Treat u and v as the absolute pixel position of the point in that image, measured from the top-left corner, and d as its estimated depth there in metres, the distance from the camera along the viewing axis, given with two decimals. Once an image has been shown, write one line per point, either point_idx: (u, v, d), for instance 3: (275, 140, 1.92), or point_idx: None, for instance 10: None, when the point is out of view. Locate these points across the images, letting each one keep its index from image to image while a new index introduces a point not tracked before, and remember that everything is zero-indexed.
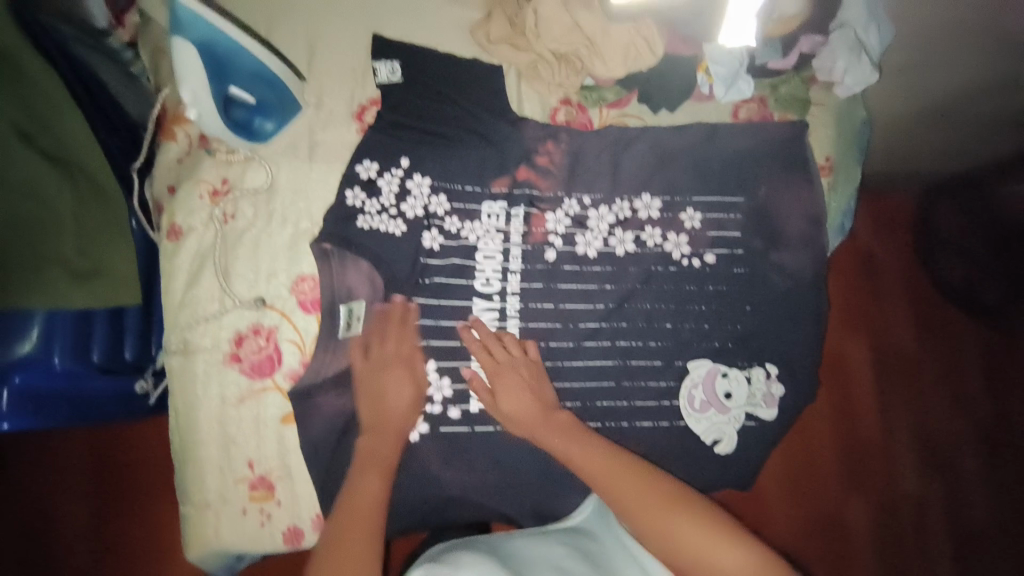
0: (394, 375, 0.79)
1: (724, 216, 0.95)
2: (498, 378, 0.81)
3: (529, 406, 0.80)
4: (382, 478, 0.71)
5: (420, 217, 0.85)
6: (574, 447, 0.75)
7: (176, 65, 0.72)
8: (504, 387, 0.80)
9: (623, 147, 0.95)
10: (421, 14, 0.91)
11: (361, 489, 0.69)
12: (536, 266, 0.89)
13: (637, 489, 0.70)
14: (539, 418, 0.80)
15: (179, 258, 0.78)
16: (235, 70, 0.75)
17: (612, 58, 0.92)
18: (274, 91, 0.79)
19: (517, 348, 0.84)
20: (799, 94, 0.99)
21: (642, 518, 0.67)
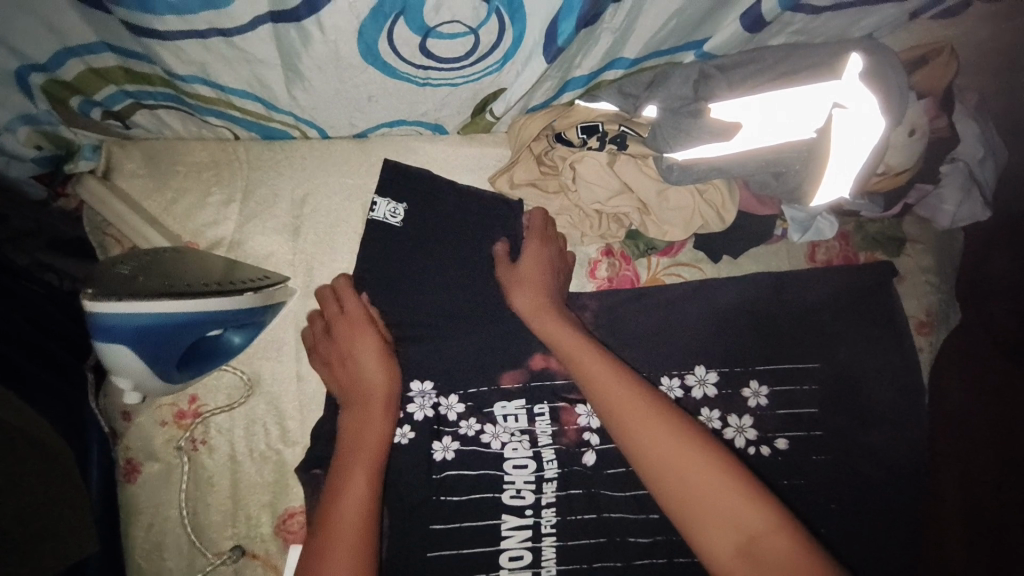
0: (369, 312, 0.65)
1: (795, 389, 0.78)
2: (527, 265, 0.70)
3: (541, 291, 0.69)
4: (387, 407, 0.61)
5: (431, 422, 0.71)
6: (568, 344, 0.65)
7: (106, 360, 0.54)
8: (541, 312, 0.68)
9: (678, 306, 0.78)
10: (432, 159, 0.75)
11: (369, 426, 0.59)
12: (572, 468, 0.73)
13: (676, 443, 0.57)
14: (560, 312, 0.68)
15: (141, 500, 0.64)
16: (190, 336, 0.56)
17: (671, 214, 0.71)
18: (245, 312, 0.61)
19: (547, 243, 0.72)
20: (890, 229, 0.82)
21: (677, 465, 0.56)
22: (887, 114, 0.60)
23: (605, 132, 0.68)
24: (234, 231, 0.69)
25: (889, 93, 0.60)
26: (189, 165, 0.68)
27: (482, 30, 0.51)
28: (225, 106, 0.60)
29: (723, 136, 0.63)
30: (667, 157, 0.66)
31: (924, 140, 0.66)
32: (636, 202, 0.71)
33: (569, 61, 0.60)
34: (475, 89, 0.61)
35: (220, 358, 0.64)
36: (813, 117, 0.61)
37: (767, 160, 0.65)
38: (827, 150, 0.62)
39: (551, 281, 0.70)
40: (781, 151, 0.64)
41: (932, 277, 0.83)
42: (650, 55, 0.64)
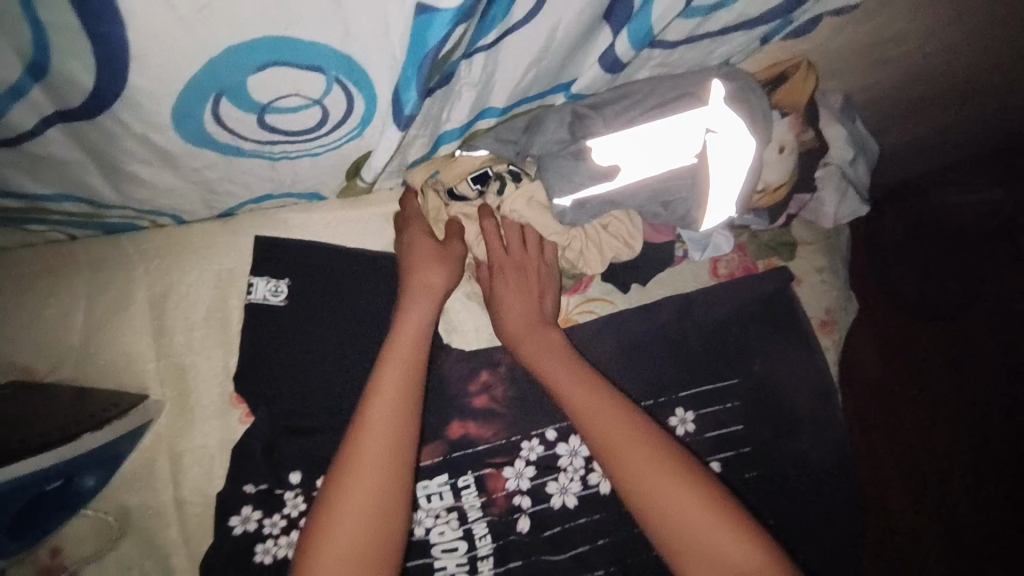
0: (451, 272, 0.64)
1: (719, 409, 0.78)
2: (502, 293, 0.66)
3: (519, 294, 0.66)
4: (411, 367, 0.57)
5: None
6: (558, 367, 0.62)
7: None
8: (522, 335, 0.65)
9: (591, 346, 0.77)
10: (312, 230, 0.68)
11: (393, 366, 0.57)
12: (509, 538, 0.69)
13: (639, 451, 0.56)
14: (543, 327, 0.66)
15: None
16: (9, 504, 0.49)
17: (585, 253, 0.69)
18: (92, 457, 0.55)
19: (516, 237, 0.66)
20: (782, 235, 0.85)
21: (643, 474, 0.54)
22: (754, 134, 0.61)
23: (495, 175, 0.65)
24: (81, 344, 0.61)
25: (753, 117, 0.61)
26: (18, 281, 0.61)
27: (326, 99, 0.46)
28: (39, 211, 0.52)
29: (607, 177, 0.62)
30: (559, 201, 0.64)
31: (793, 155, 0.69)
32: (534, 236, 0.68)
33: (431, 117, 0.57)
34: (339, 155, 0.56)
35: (71, 507, 0.57)
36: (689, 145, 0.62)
37: (656, 190, 0.64)
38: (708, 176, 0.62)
39: (534, 299, 0.66)
40: (664, 184, 0.64)
41: (827, 276, 0.86)
42: (518, 102, 0.61)
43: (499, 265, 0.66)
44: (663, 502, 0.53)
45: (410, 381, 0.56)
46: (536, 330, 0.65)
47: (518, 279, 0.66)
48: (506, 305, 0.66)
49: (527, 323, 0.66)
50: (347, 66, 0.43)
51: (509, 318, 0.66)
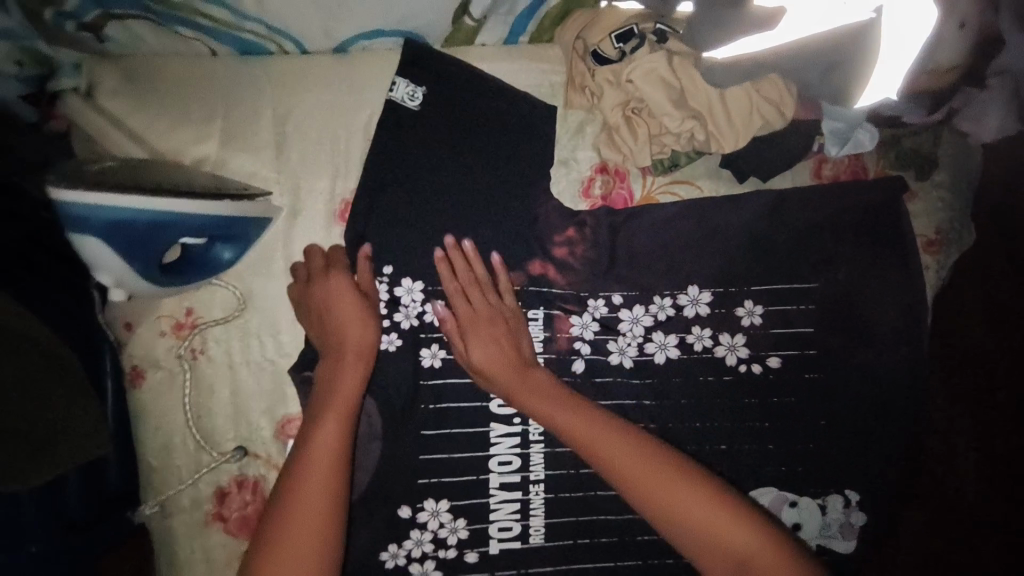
0: (461, 285, 0.70)
1: (790, 309, 0.77)
2: (473, 345, 0.69)
3: (476, 300, 0.70)
4: (483, 282, 0.71)
5: (416, 328, 0.73)
6: (515, 383, 0.68)
7: (85, 251, 0.57)
8: (471, 319, 0.69)
9: (669, 226, 0.76)
10: (418, 73, 0.71)
11: (328, 369, 0.65)
12: (563, 378, 0.75)
13: (662, 475, 0.62)
14: (505, 319, 0.70)
15: (150, 404, 0.68)
16: (168, 241, 0.59)
17: (731, 127, 0.66)
18: (228, 228, 0.63)
19: (481, 272, 0.71)
20: (907, 143, 0.77)
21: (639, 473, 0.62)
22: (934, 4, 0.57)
23: (639, 33, 0.65)
24: (218, 149, 0.70)
25: None
26: (169, 81, 0.68)
27: None
28: (184, 8, 0.59)
29: (768, 24, 0.56)
30: (705, 55, 0.61)
31: (972, 36, 0.61)
32: (477, 276, 0.71)
33: None
34: None
35: (213, 271, 0.66)
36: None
37: (822, 52, 0.59)
38: (878, 44, 0.58)
39: (484, 296, 0.71)
40: (828, 42, 0.58)
41: (945, 194, 0.78)
42: None
43: (467, 322, 0.70)
44: (691, 515, 0.60)
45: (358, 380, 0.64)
46: (484, 305, 0.70)
47: (493, 329, 0.70)
48: (463, 313, 0.70)
49: (513, 371, 0.68)
50: None
51: (491, 368, 0.68)
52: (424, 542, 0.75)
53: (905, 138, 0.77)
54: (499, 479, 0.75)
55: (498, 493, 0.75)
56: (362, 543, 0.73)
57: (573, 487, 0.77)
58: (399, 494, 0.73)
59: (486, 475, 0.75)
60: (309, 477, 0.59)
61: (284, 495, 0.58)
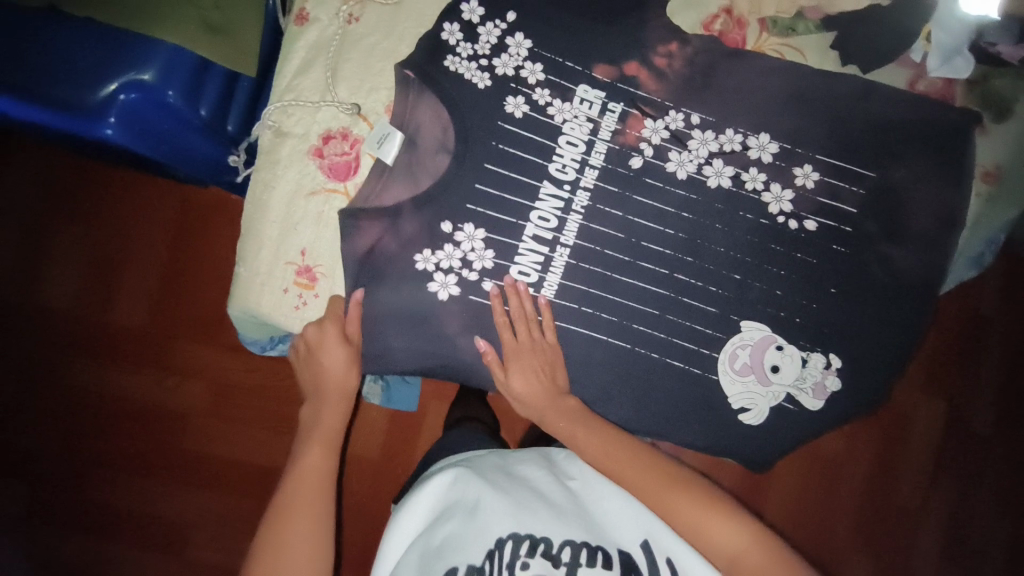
0: (500, 318, 0.81)
1: (841, 186, 0.85)
2: (512, 373, 0.81)
3: (511, 338, 0.81)
4: (523, 312, 0.81)
5: (508, 77, 0.81)
6: (541, 406, 0.82)
7: None
8: (512, 355, 0.81)
9: (764, 77, 0.85)
10: None
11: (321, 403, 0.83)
12: (616, 169, 0.83)
13: (637, 462, 0.75)
14: (540, 364, 0.82)
15: (299, 42, 0.81)
16: None
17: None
18: None
19: (528, 304, 0.81)
20: (998, 88, 0.85)
21: (653, 492, 0.72)
22: None
23: None
24: None
25: None
26: None
27: None
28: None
29: None
30: None
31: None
32: (516, 301, 0.81)
33: None
34: None
35: None
36: None
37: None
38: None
39: (526, 331, 0.81)
40: None
41: (1017, 139, 0.86)
42: None
43: (510, 350, 0.81)
44: (711, 533, 0.68)
45: (338, 423, 0.83)
46: (516, 354, 0.81)
47: (531, 363, 0.81)
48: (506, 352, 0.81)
49: (546, 399, 0.82)
50: None
51: (525, 394, 0.82)
52: (453, 258, 0.81)
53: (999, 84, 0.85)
54: (534, 230, 0.82)
55: (529, 241, 0.82)
56: (404, 238, 0.80)
57: (594, 263, 0.83)
58: (445, 210, 0.80)
59: (525, 223, 0.82)
60: (291, 504, 0.74)
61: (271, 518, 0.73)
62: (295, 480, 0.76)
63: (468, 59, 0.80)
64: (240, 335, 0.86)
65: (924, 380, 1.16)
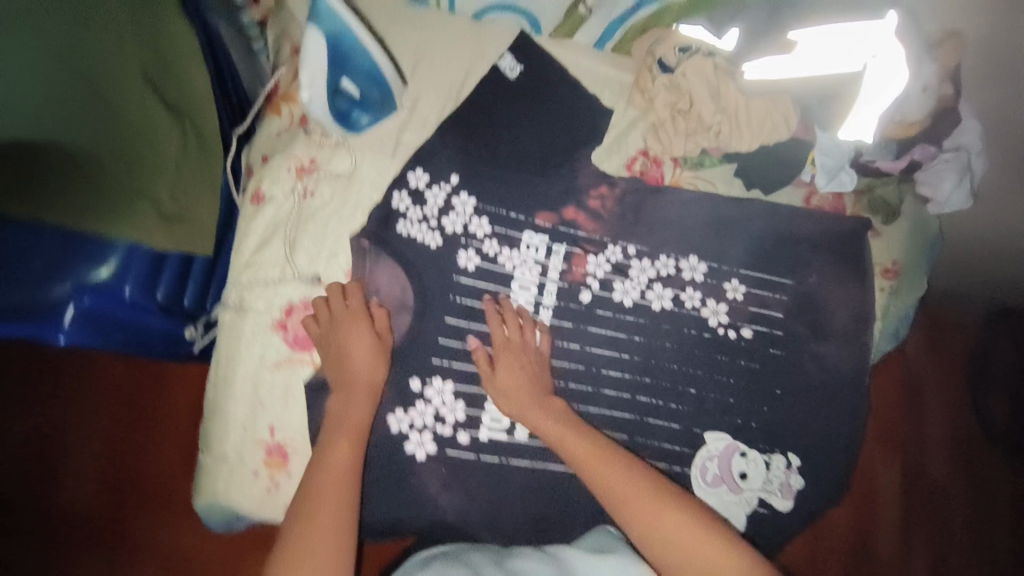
0: (494, 318, 0.85)
1: (768, 295, 0.95)
2: (501, 367, 0.82)
3: (506, 342, 0.83)
4: (523, 355, 0.83)
5: (458, 234, 0.88)
6: (547, 423, 0.80)
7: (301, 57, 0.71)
8: (507, 351, 0.83)
9: (684, 208, 0.97)
10: (528, 50, 0.96)
11: (309, 471, 0.71)
12: (568, 305, 0.90)
13: (654, 499, 0.72)
14: (541, 400, 0.82)
15: (256, 220, 0.84)
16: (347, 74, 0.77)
17: (737, 138, 0.89)
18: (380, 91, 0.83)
19: (529, 334, 0.85)
20: (886, 195, 0.98)
21: (671, 530, 0.69)
22: (909, 68, 0.78)
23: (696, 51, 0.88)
24: None
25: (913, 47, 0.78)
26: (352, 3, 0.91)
27: None
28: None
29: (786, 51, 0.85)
30: (745, 65, 0.88)
31: (934, 98, 0.82)
32: (512, 315, 0.85)
33: None
34: None
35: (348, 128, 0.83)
36: (854, 59, 0.79)
37: (820, 87, 0.84)
38: (856, 91, 0.82)
39: (527, 368, 0.83)
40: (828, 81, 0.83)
41: (902, 237, 0.99)
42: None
43: (499, 348, 0.83)
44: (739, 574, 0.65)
45: (344, 457, 0.72)
46: (524, 354, 0.84)
47: (518, 362, 0.83)
48: (500, 372, 0.82)
49: (529, 389, 0.82)
50: None
51: (507, 389, 0.82)
52: (425, 415, 0.83)
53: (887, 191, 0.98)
54: None
55: None
56: (374, 401, 0.82)
57: (559, 397, 0.88)
58: (413, 367, 0.84)
59: None
60: (318, 495, 0.68)
61: (282, 548, 0.63)
62: (317, 502, 0.67)
63: (418, 222, 0.86)
64: (204, 521, 0.81)
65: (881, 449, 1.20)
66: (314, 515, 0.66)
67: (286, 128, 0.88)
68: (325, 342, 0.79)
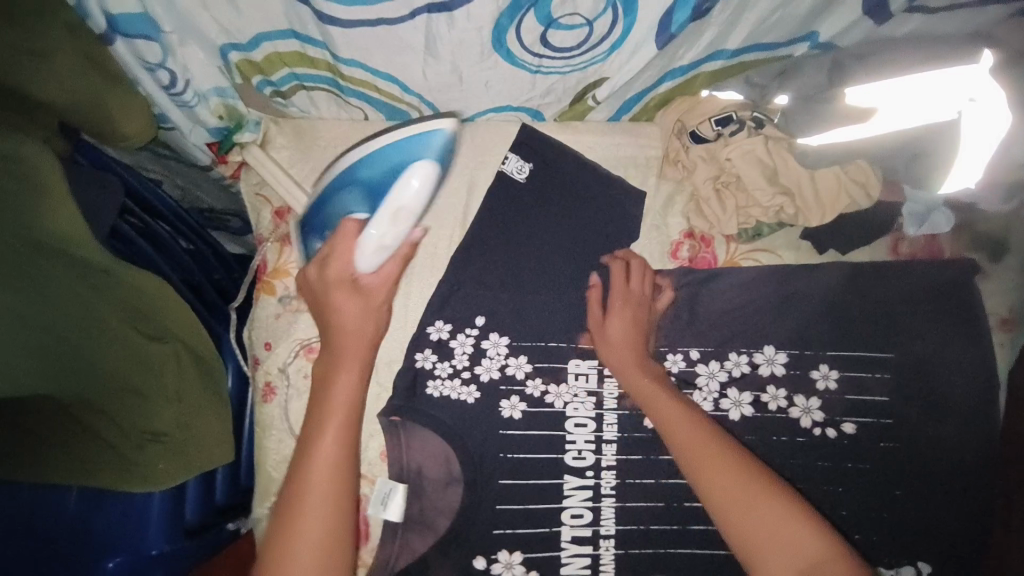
0: (618, 276, 0.79)
1: (866, 377, 0.80)
2: (613, 317, 0.77)
3: (622, 284, 0.79)
4: (632, 314, 0.78)
5: (496, 381, 0.78)
6: (641, 380, 0.74)
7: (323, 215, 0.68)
8: (620, 313, 0.77)
9: (749, 289, 0.82)
10: (536, 143, 0.82)
11: (309, 425, 0.66)
12: (634, 434, 0.79)
13: (727, 466, 0.66)
14: (642, 360, 0.76)
15: (275, 418, 0.75)
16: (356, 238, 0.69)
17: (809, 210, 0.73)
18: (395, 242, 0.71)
19: (648, 286, 0.80)
20: (992, 230, 0.82)
21: (734, 490, 0.64)
22: (1016, 109, 0.63)
23: (738, 119, 0.72)
24: None
25: (1022, 82, 0.62)
26: (324, 142, 0.78)
27: (595, 23, 0.59)
28: (311, 66, 0.66)
29: (860, 119, 0.65)
30: (801, 141, 0.69)
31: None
32: (636, 270, 0.79)
33: (668, 52, 0.65)
34: (581, 76, 0.69)
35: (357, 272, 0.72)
36: (949, 104, 0.63)
37: (907, 143, 0.66)
38: (958, 139, 0.65)
39: (637, 328, 0.77)
40: (919, 134, 0.65)
41: (1019, 275, 0.82)
42: (750, 46, 0.66)
43: (614, 297, 0.78)
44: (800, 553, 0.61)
45: (332, 439, 0.65)
46: (637, 306, 0.78)
47: (632, 313, 0.78)
48: (610, 331, 0.77)
49: (634, 350, 0.76)
50: None
51: (618, 344, 0.76)
52: None
53: (994, 222, 0.82)
54: (571, 532, 0.76)
55: (569, 546, 0.76)
56: None
57: (642, 545, 0.77)
58: (475, 545, 0.75)
59: (559, 528, 0.76)
60: (303, 515, 0.62)
61: (268, 552, 0.62)
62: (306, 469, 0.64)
63: (449, 378, 0.77)
64: None
65: None
66: (307, 491, 0.63)
67: (285, 307, 0.77)
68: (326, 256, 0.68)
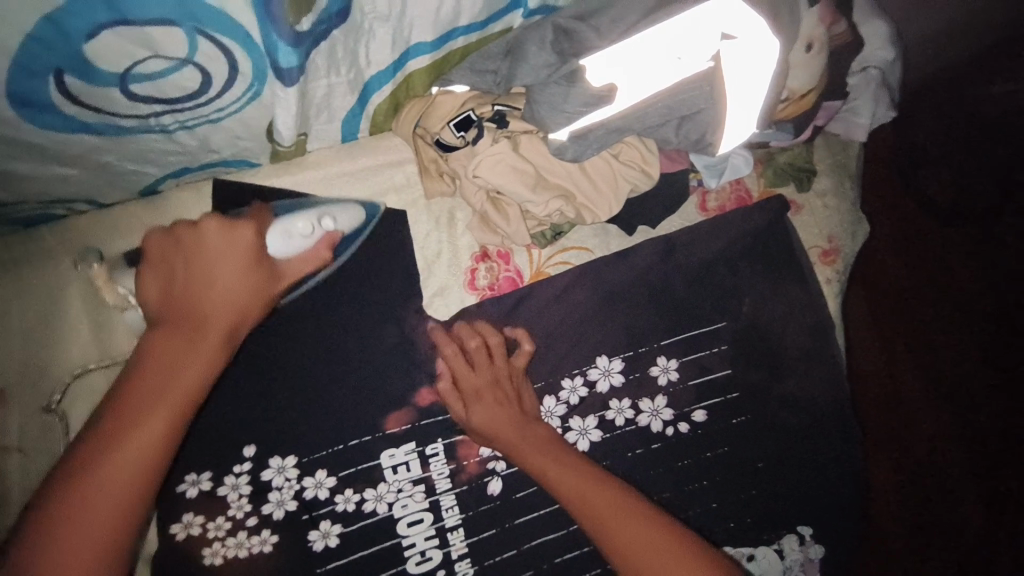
0: (463, 359, 0.64)
1: (705, 356, 0.73)
2: (470, 406, 0.63)
3: (466, 363, 0.64)
4: (497, 391, 0.63)
5: (296, 512, 0.63)
6: (540, 458, 0.61)
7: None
8: (484, 389, 0.63)
9: (564, 301, 0.71)
10: (254, 200, 0.62)
11: (133, 403, 0.44)
12: (480, 508, 0.67)
13: (619, 508, 0.56)
14: (525, 423, 0.63)
15: None
16: (192, 86, 0.43)
17: (596, 195, 0.61)
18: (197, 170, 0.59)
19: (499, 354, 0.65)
20: (798, 161, 0.75)
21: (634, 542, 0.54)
22: (778, 33, 0.51)
23: (479, 118, 0.58)
24: (21, 345, 0.58)
25: (775, 9, 0.51)
26: None
27: (197, 57, 0.41)
28: None
29: (605, 101, 0.53)
30: (554, 136, 0.56)
31: (823, 53, 0.58)
32: (488, 344, 0.65)
33: (342, 61, 0.48)
34: (243, 122, 0.50)
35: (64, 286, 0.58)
36: (700, 49, 0.52)
37: (671, 107, 0.56)
38: (725, 87, 0.54)
39: (510, 407, 0.63)
40: (675, 93, 0.55)
41: (830, 200, 0.77)
42: (448, 34, 0.52)
43: (466, 384, 0.64)
44: None
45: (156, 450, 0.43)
46: (498, 374, 0.64)
47: (496, 393, 0.63)
48: (481, 424, 0.62)
49: (511, 423, 0.62)
50: (197, 12, 0.38)
51: (491, 433, 0.62)
52: None
53: (797, 153, 0.74)
54: None
55: None
56: None
57: None
58: None
59: None
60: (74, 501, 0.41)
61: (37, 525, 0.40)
62: (90, 490, 0.41)
63: (229, 536, 0.62)
64: None
65: (876, 354, 0.99)
66: (93, 509, 0.41)
67: None
68: (192, 250, 0.51)
